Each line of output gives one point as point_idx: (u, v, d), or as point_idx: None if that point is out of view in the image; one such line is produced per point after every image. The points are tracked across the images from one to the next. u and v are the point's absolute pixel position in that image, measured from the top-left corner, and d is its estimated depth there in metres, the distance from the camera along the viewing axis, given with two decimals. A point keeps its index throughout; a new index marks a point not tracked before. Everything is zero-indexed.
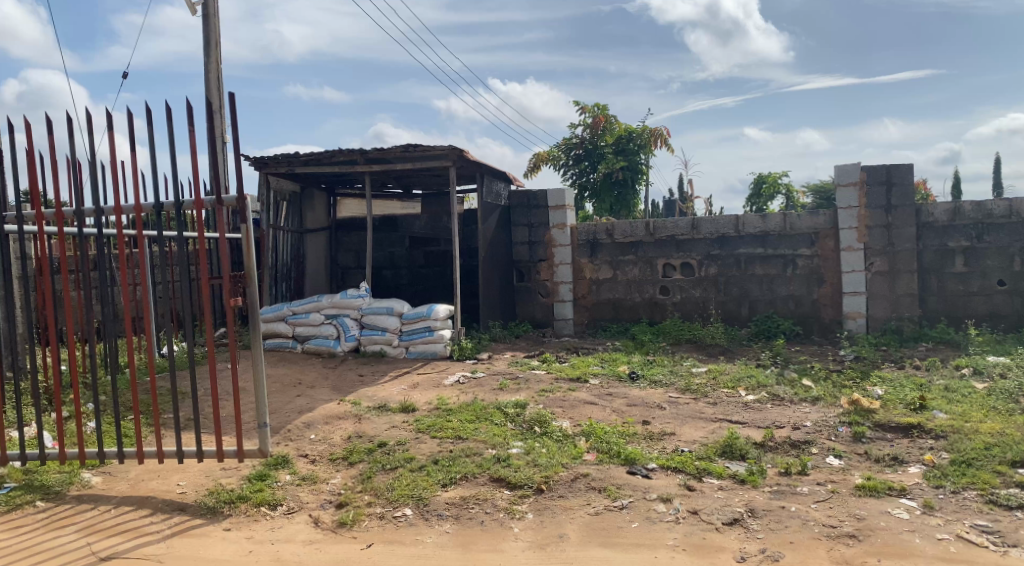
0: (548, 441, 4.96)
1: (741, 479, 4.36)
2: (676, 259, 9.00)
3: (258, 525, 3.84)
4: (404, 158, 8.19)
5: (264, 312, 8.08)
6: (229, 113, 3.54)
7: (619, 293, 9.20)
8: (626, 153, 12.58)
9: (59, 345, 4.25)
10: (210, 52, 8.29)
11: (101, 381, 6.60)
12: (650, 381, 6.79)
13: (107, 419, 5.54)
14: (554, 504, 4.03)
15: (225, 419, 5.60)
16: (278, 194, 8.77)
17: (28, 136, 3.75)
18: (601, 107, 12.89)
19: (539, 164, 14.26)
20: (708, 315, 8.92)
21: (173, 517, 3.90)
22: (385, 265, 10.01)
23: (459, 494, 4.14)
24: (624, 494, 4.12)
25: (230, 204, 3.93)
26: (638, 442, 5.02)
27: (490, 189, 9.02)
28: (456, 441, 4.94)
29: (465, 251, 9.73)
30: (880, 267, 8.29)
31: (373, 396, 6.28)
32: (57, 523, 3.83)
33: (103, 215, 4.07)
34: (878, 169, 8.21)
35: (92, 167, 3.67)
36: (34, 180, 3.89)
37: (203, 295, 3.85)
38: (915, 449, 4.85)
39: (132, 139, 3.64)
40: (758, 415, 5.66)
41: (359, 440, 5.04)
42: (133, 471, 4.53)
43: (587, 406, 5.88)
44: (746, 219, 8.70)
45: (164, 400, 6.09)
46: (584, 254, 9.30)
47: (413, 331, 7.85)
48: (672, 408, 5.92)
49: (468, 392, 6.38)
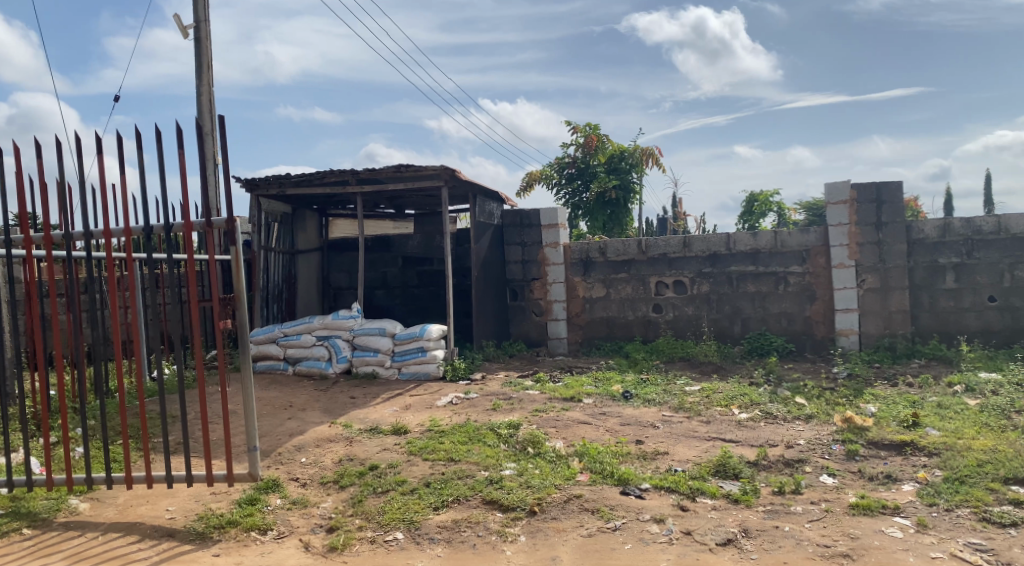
0: (541, 462, 4.94)
1: (735, 499, 4.34)
2: (669, 277, 9.01)
3: (247, 551, 3.80)
4: (396, 179, 8.22)
5: (256, 334, 8.06)
6: (219, 134, 3.55)
7: (612, 311, 9.21)
8: (618, 172, 12.66)
9: (48, 370, 4.18)
10: (202, 75, 8.34)
11: (90, 406, 6.55)
12: (643, 400, 6.77)
13: (96, 444, 5.50)
14: (546, 526, 4.00)
15: (216, 444, 5.56)
16: (270, 215, 8.75)
17: (16, 160, 3.75)
18: (592, 126, 12.96)
19: (532, 183, 14.32)
20: (701, 333, 8.91)
21: (161, 543, 3.86)
22: (377, 285, 10.00)
23: (451, 517, 4.10)
24: (617, 515, 4.09)
25: (220, 226, 3.92)
26: (631, 462, 5.01)
27: (482, 209, 9.05)
28: (448, 463, 4.91)
29: (459, 271, 9.73)
30: (871, 284, 8.33)
31: (366, 418, 6.25)
32: (43, 552, 3.78)
33: (92, 238, 4.05)
34: (867, 186, 8.27)
35: (81, 189, 3.66)
36: (23, 204, 3.87)
37: (193, 316, 3.82)
38: (908, 466, 4.84)
39: (121, 160, 3.65)
40: (752, 434, 5.65)
41: (351, 463, 5.01)
42: (121, 497, 4.48)
43: (580, 426, 5.85)
44: (738, 237, 8.73)
45: (153, 424, 6.05)
46: (577, 272, 9.30)
47: (406, 351, 7.83)
48: (665, 427, 5.90)
49: (460, 413, 6.35)
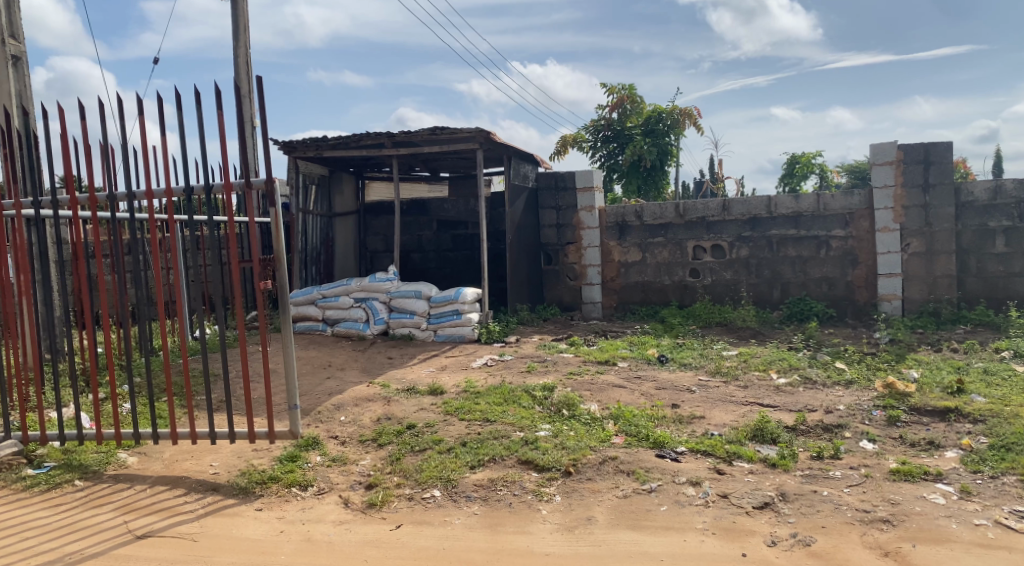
0: (577, 424, 4.94)
1: (772, 463, 4.30)
2: (707, 240, 8.87)
3: (289, 506, 3.90)
4: (431, 141, 8.17)
5: (295, 295, 8.21)
6: (258, 97, 3.54)
7: (648, 276, 9.11)
8: (655, 134, 12.41)
9: (95, 329, 4.22)
10: (239, 37, 8.34)
11: (136, 364, 6.79)
12: (679, 363, 6.74)
13: (142, 400, 5.70)
14: (581, 487, 4.02)
15: (257, 402, 5.71)
16: (307, 178, 8.82)
17: (61, 123, 3.79)
18: (628, 87, 12.71)
19: (567, 146, 14.15)
20: (739, 298, 8.80)
21: (206, 497, 3.98)
22: (413, 248, 10.03)
23: (487, 476, 4.15)
24: (652, 477, 4.09)
25: (259, 188, 3.91)
26: (667, 426, 4.99)
27: (517, 171, 8.98)
28: (484, 424, 4.95)
29: (493, 234, 9.72)
30: (916, 248, 8.11)
31: (402, 379, 6.33)
32: (95, 502, 3.93)
33: (135, 200, 4.07)
34: (915, 147, 7.99)
35: (123, 152, 3.69)
36: (67, 165, 3.90)
37: (233, 277, 3.80)
38: (952, 433, 4.74)
39: (162, 124, 3.67)
40: (790, 399, 5.59)
41: (388, 422, 5.08)
42: (167, 451, 4.62)
43: (616, 389, 5.85)
44: (779, 200, 8.54)
45: (197, 381, 6.26)
46: (612, 236, 9.21)
47: (441, 314, 7.88)
48: (702, 391, 5.86)
49: (495, 375, 6.39)
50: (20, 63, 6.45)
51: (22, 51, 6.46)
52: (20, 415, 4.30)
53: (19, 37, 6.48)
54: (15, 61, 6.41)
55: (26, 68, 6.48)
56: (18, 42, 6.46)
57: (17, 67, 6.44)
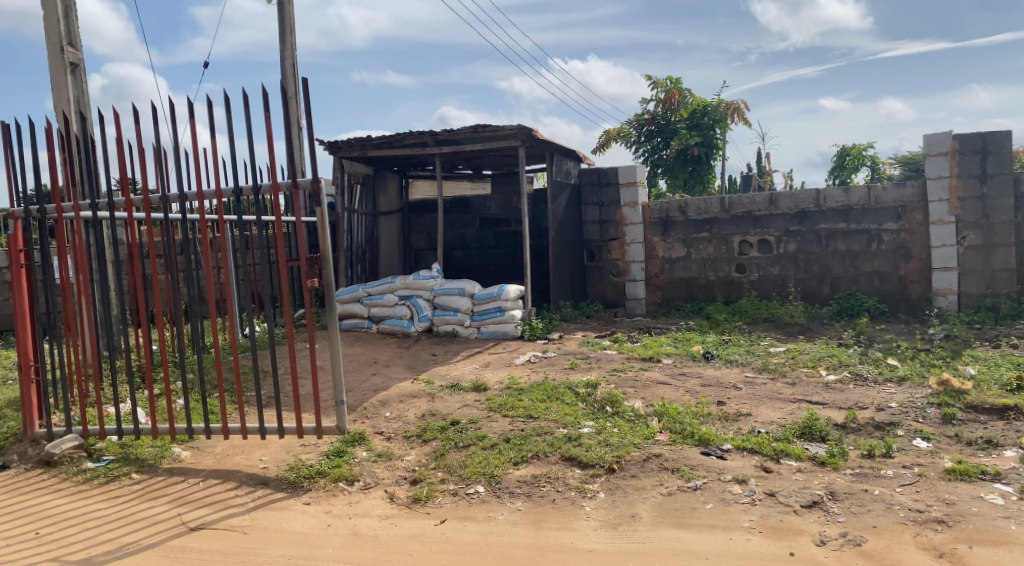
0: (620, 421, 4.92)
1: (821, 461, 4.21)
2: (754, 235, 8.72)
3: (336, 500, 3.97)
4: (473, 139, 8.22)
5: (342, 293, 8.38)
6: (303, 99, 3.61)
7: (693, 272, 9.01)
8: (700, 128, 12.21)
9: (150, 327, 4.34)
10: (285, 40, 8.50)
11: (191, 360, 7.01)
12: (725, 360, 6.64)
13: (195, 396, 5.88)
14: (625, 484, 4.00)
15: (306, 398, 5.83)
16: (352, 177, 8.96)
17: (117, 127, 3.92)
18: (674, 80, 12.58)
19: (610, 141, 14.01)
20: (787, 294, 8.63)
21: (256, 491, 4.09)
22: (456, 246, 10.11)
23: (530, 473, 4.16)
24: (697, 474, 4.05)
25: (305, 189, 3.99)
26: (712, 423, 4.93)
27: (560, 168, 8.97)
28: (527, 421, 4.96)
29: (536, 231, 9.73)
30: (973, 241, 7.85)
31: (446, 375, 6.39)
32: (150, 495, 4.07)
33: (187, 201, 4.19)
34: (972, 137, 7.72)
35: (175, 155, 3.80)
36: (122, 168, 4.03)
37: (281, 275, 3.86)
38: (1011, 431, 4.57)
39: (212, 127, 3.76)
40: (840, 396, 5.46)
41: (433, 418, 5.14)
42: (218, 446, 4.76)
43: (660, 386, 5.79)
44: (828, 193, 8.34)
45: (247, 378, 6.43)
46: (656, 232, 9.12)
47: (484, 311, 7.89)
48: (748, 388, 5.77)
49: (539, 372, 6.40)
50: (78, 70, 6.68)
51: (79, 58, 6.68)
52: (82, 411, 4.46)
53: (78, 45, 6.70)
54: (73, 68, 6.64)
55: (84, 75, 6.71)
56: (76, 50, 6.68)
57: (75, 74, 6.66)
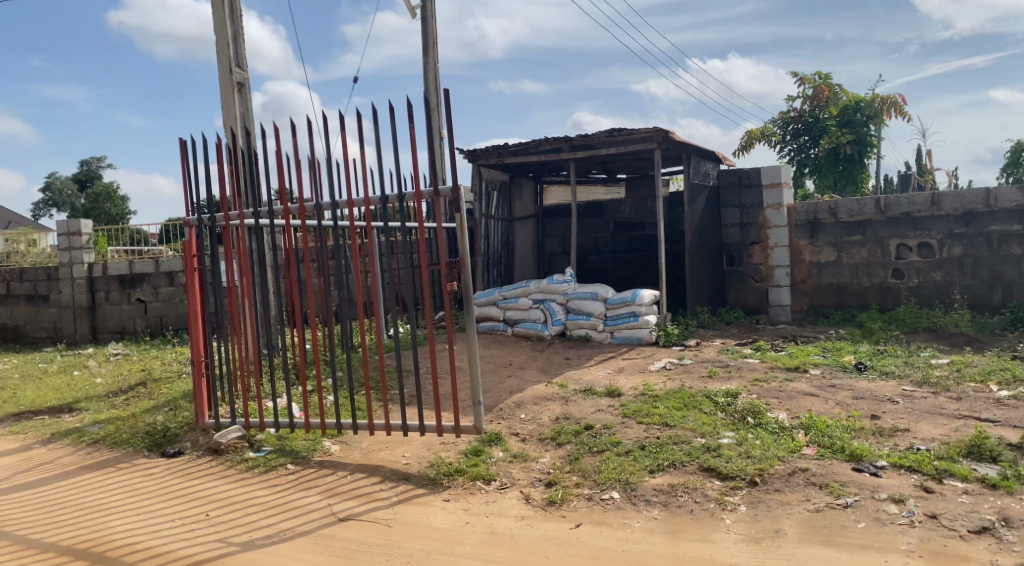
0: (763, 433, 4.71)
1: (993, 484, 3.83)
2: (913, 238, 8.08)
3: (473, 498, 4.08)
4: (608, 143, 8.18)
5: (478, 296, 8.57)
6: (445, 109, 3.74)
7: (844, 277, 8.46)
8: (852, 125, 11.52)
9: (304, 327, 4.65)
10: (427, 53, 8.85)
11: (339, 359, 7.44)
12: (880, 372, 6.18)
13: (343, 393, 6.24)
14: (768, 498, 3.83)
15: (444, 398, 6.02)
16: (489, 184, 9.18)
17: (277, 141, 4.24)
18: (823, 76, 11.90)
19: (753, 141, 13.46)
20: (952, 302, 7.91)
21: (399, 486, 4.27)
22: (590, 250, 10.09)
23: (667, 481, 4.07)
24: (848, 491, 3.80)
25: (446, 195, 4.12)
26: (865, 438, 4.61)
27: (697, 170, 8.73)
28: (663, 428, 4.86)
29: (672, 235, 9.53)
30: None
31: (580, 379, 6.38)
32: (305, 485, 4.36)
33: (338, 209, 4.45)
34: None
35: (328, 165, 4.05)
36: (282, 179, 4.36)
37: (423, 279, 4.01)
38: None
39: (360, 139, 3.98)
40: (1016, 414, 4.93)
41: (567, 422, 5.15)
42: (364, 442, 5.02)
43: (806, 398, 5.49)
44: (1001, 192, 7.59)
45: (390, 377, 6.74)
46: (803, 235, 8.62)
47: (618, 316, 7.84)
48: (906, 403, 5.34)
49: (674, 378, 6.25)
50: (244, 89, 7.29)
51: (245, 78, 7.29)
52: (245, 404, 4.86)
53: (244, 65, 7.30)
54: (240, 87, 7.25)
55: (249, 94, 7.31)
56: (243, 70, 7.28)
57: (242, 93, 7.28)
